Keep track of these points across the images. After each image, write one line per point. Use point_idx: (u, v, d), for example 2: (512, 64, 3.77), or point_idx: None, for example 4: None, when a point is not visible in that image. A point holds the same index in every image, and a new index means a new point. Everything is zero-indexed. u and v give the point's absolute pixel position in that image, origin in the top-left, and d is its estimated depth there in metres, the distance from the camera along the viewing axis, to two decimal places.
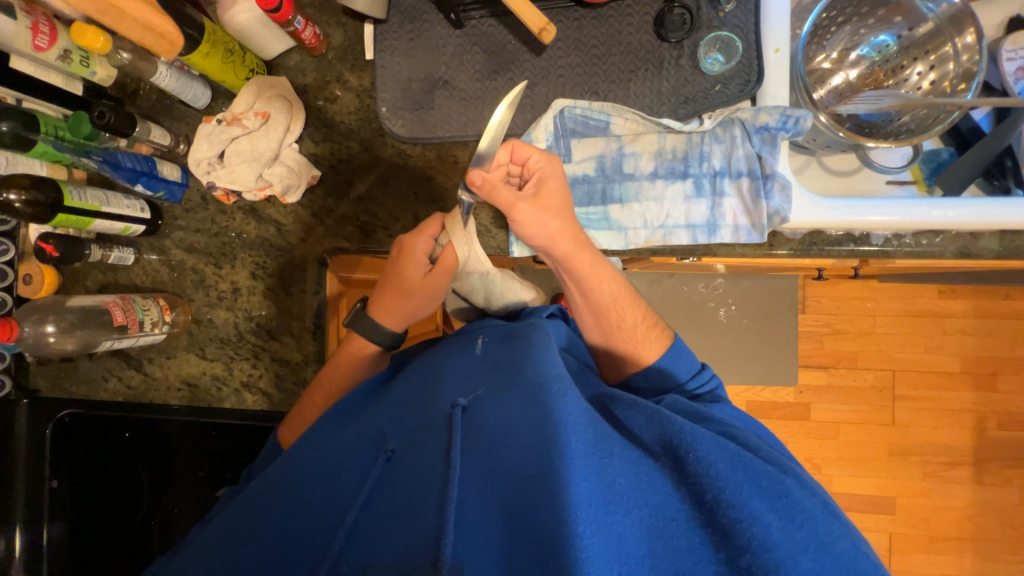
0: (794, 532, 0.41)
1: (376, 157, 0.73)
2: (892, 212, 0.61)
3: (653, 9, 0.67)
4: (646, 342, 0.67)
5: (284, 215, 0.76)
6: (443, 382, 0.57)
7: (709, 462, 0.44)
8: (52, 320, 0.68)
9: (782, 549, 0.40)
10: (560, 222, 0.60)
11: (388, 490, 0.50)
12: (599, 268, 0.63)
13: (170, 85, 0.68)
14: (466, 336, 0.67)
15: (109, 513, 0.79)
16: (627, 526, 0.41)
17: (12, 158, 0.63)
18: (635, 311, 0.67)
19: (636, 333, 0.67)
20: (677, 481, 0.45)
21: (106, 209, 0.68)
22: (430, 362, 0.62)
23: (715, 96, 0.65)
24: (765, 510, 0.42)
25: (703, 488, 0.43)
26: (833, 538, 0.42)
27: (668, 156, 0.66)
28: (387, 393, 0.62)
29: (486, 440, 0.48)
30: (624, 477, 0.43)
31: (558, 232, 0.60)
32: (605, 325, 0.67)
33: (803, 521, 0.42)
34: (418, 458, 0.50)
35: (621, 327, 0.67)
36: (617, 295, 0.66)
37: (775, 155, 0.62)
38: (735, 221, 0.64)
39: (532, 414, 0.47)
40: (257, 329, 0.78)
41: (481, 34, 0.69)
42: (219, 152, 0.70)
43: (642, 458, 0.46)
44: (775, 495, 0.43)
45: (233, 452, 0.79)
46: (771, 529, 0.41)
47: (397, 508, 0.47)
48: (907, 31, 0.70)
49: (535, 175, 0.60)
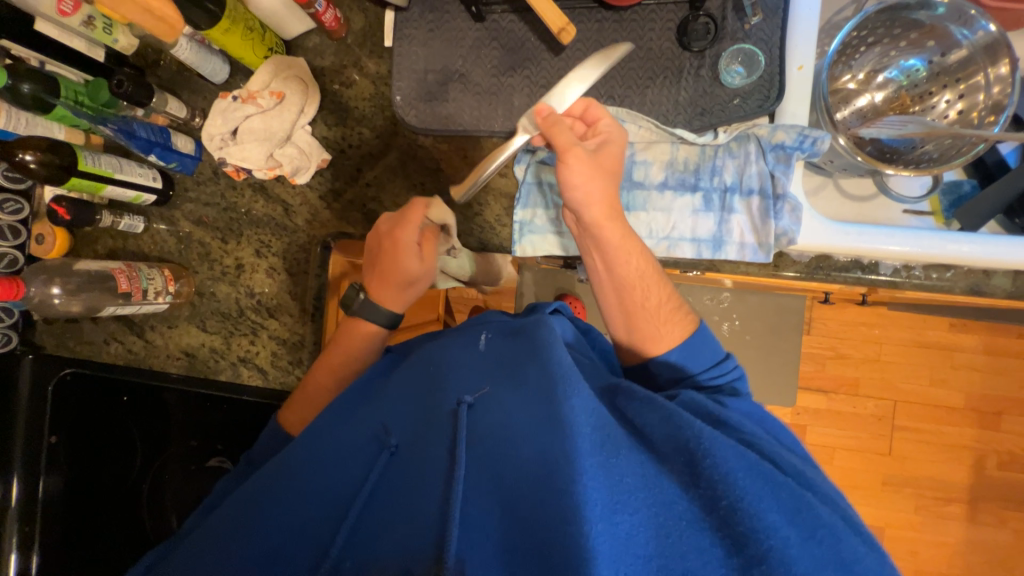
0: (813, 547, 0.40)
1: (386, 145, 0.73)
2: (908, 241, 0.60)
3: (677, 16, 0.65)
4: (669, 324, 0.62)
5: (291, 196, 0.76)
6: (448, 376, 0.57)
7: (727, 469, 0.43)
8: (57, 282, 0.70)
9: (799, 563, 0.39)
10: (602, 187, 0.57)
11: (393, 481, 0.50)
12: (629, 243, 0.60)
13: (188, 58, 0.68)
14: (469, 329, 0.66)
15: (104, 472, 0.81)
16: (633, 526, 0.41)
17: (31, 120, 0.63)
18: (661, 289, 0.63)
19: (659, 314, 0.62)
20: (687, 485, 0.44)
21: (119, 176, 0.69)
22: (431, 352, 0.62)
23: (732, 111, 0.65)
24: (784, 523, 0.41)
25: (717, 496, 0.42)
26: (856, 559, 0.41)
27: (679, 167, 0.65)
28: (388, 383, 0.62)
29: (491, 437, 0.49)
30: (631, 477, 0.44)
31: (600, 196, 0.57)
32: (628, 305, 0.63)
33: (823, 538, 0.41)
34: (422, 452, 0.50)
35: (645, 308, 0.62)
36: (644, 271, 0.62)
37: (788, 174, 0.61)
38: (741, 239, 0.64)
39: (541, 414, 0.48)
40: (257, 306, 0.79)
41: (500, 29, 0.68)
42: (232, 129, 0.70)
43: (648, 461, 0.46)
44: (793, 508, 0.42)
45: (225, 424, 0.80)
46: (790, 542, 0.40)
47: (402, 497, 0.48)
48: (938, 57, 0.68)
49: (602, 135, 0.59)
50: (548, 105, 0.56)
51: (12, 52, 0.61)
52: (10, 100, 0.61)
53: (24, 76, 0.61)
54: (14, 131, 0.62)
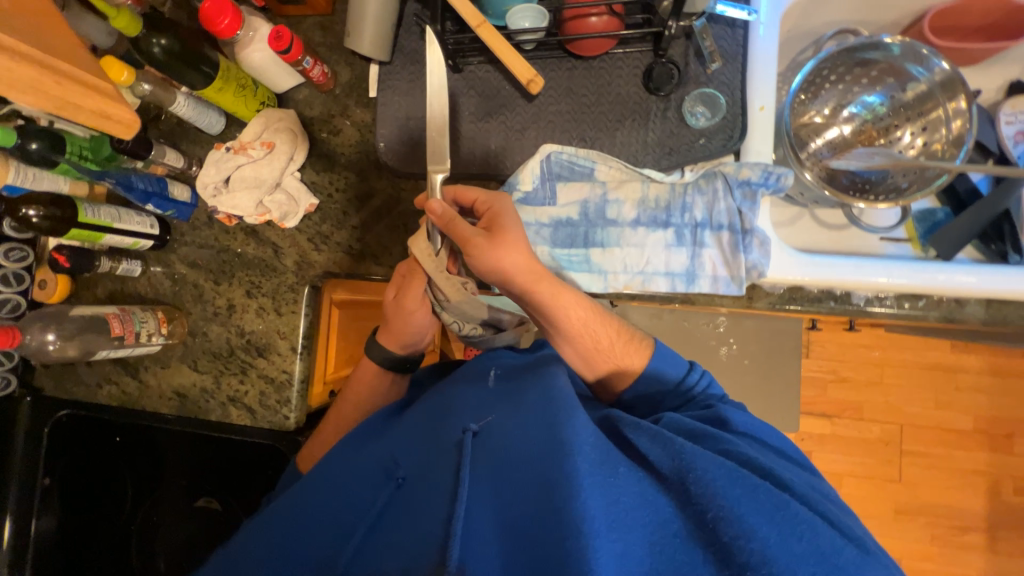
0: (794, 543, 0.39)
1: (371, 189, 0.77)
2: (870, 271, 0.61)
3: (643, 62, 0.68)
4: (626, 356, 0.65)
5: (282, 238, 0.79)
6: (456, 409, 0.58)
7: (708, 480, 0.42)
8: (53, 328, 0.72)
9: (782, 562, 0.38)
10: (519, 258, 0.58)
11: (398, 511, 0.51)
12: (566, 299, 0.61)
13: (186, 113, 0.73)
14: (477, 366, 0.68)
15: (102, 510, 0.84)
16: (628, 545, 0.40)
17: (39, 175, 0.67)
18: (610, 328, 0.65)
19: (614, 352, 0.65)
20: (681, 502, 0.43)
21: (118, 225, 0.73)
22: (445, 391, 0.64)
23: (698, 150, 0.66)
24: (764, 523, 0.40)
25: (702, 507, 0.41)
26: (837, 549, 0.39)
27: (651, 205, 0.67)
28: (402, 420, 0.64)
29: (493, 461, 0.49)
30: (628, 496, 0.43)
31: (518, 267, 0.58)
32: (584, 353, 0.65)
33: (804, 533, 0.39)
34: (427, 481, 0.51)
35: (601, 349, 0.65)
36: (589, 319, 0.63)
37: (755, 211, 0.63)
38: (714, 272, 0.65)
39: (543, 435, 0.48)
40: (247, 345, 0.79)
41: (478, 78, 0.72)
42: (225, 178, 0.73)
43: (645, 479, 0.45)
44: (773, 507, 0.41)
45: (216, 463, 0.83)
46: (770, 542, 0.39)
47: (402, 521, 0.49)
48: (898, 92, 0.70)
49: (486, 214, 0.60)
50: (439, 203, 0.57)
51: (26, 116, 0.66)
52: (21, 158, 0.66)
53: (33, 135, 0.66)
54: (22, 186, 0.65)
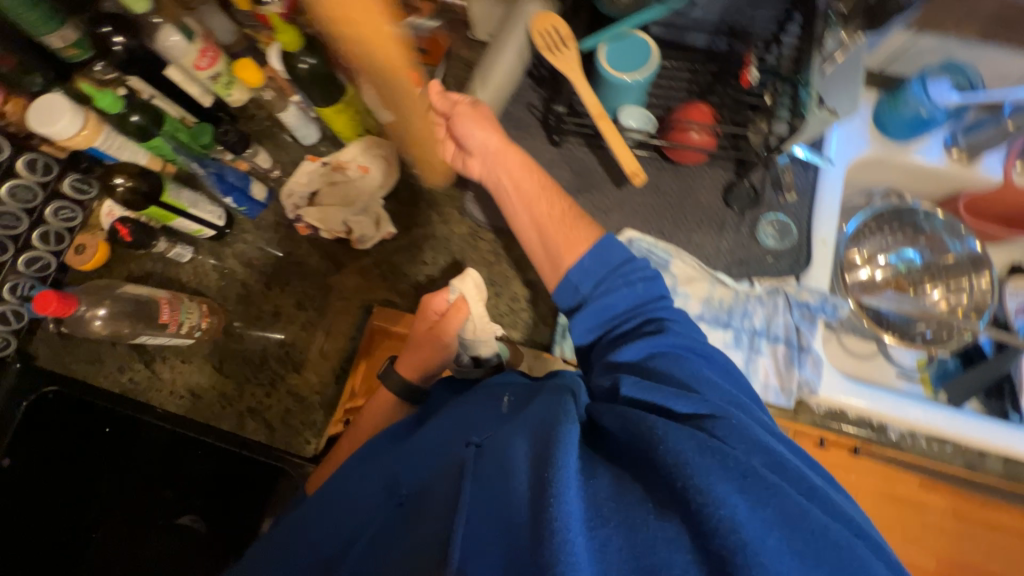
0: (763, 512, 0.35)
1: (449, 231, 0.79)
2: (904, 407, 0.66)
3: (724, 179, 0.76)
4: (574, 232, 0.61)
5: (348, 256, 0.79)
6: (462, 425, 0.54)
7: (678, 453, 0.38)
8: (105, 305, 0.69)
9: (751, 531, 0.34)
10: (494, 134, 0.66)
11: (394, 529, 0.47)
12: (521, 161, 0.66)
13: (291, 122, 0.76)
14: (490, 382, 0.61)
15: (55, 517, 0.71)
16: (609, 539, 0.35)
17: (124, 143, 0.68)
18: (563, 201, 0.65)
19: (563, 223, 0.62)
20: (650, 484, 0.39)
21: (191, 211, 0.72)
22: (453, 408, 0.59)
23: (768, 266, 0.73)
24: (732, 492, 0.36)
25: (671, 480, 0.37)
26: (809, 517, 0.35)
27: (715, 305, 0.72)
28: (413, 434, 0.59)
29: (493, 469, 0.42)
30: (605, 491, 0.38)
31: (490, 142, 0.66)
32: (536, 220, 0.64)
33: (772, 500, 0.36)
34: (428, 497, 0.47)
35: (551, 218, 0.63)
36: (546, 185, 0.65)
37: (812, 331, 0.68)
38: (766, 379, 0.68)
39: (535, 436, 0.43)
40: (284, 356, 0.76)
41: (573, 156, 0.78)
42: (314, 190, 0.75)
43: (621, 472, 0.41)
44: (741, 475, 0.37)
45: (206, 478, 0.74)
46: (739, 510, 0.35)
47: (400, 540, 0.45)
48: (932, 255, 0.80)
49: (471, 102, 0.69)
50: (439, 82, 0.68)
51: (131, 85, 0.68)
52: (117, 125, 0.67)
53: (137, 108, 0.67)
54: (105, 151, 0.67)
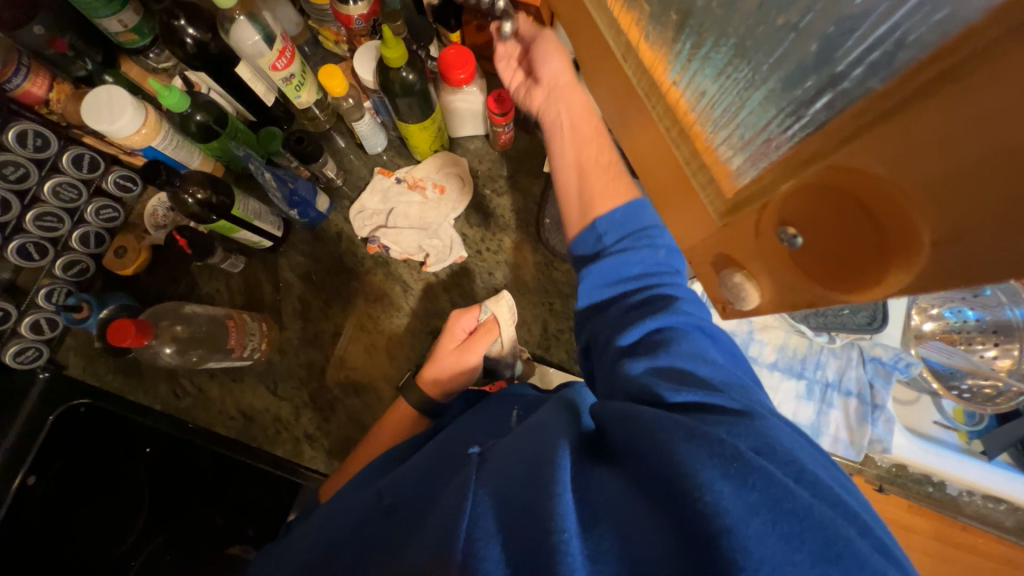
0: (751, 499, 0.28)
1: (523, 258, 0.76)
2: (969, 468, 0.68)
3: None
4: (615, 183, 0.54)
5: (415, 279, 0.75)
6: (466, 435, 0.49)
7: (660, 438, 0.33)
8: (178, 326, 0.66)
9: (737, 524, 0.27)
10: (559, 61, 0.58)
11: (386, 534, 0.41)
12: (575, 94, 0.59)
13: (363, 131, 0.71)
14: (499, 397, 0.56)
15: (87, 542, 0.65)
16: (598, 541, 0.30)
17: (180, 143, 0.62)
18: (608, 149, 0.57)
19: (607, 169, 0.55)
20: (637, 480, 0.33)
21: (255, 223, 0.67)
22: (453, 424, 0.53)
23: (842, 318, 0.70)
24: (718, 475, 0.29)
25: (661, 472, 0.31)
26: (813, 512, 0.27)
27: (789, 353, 0.73)
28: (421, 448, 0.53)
29: (504, 469, 0.36)
30: (600, 492, 0.33)
31: (558, 70, 0.58)
32: (582, 161, 0.57)
33: (760, 486, 0.28)
34: (428, 496, 0.41)
35: (598, 162, 0.56)
36: (601, 128, 0.58)
37: (887, 388, 0.69)
38: (837, 433, 0.69)
39: (539, 437, 0.38)
40: (344, 381, 0.72)
41: None
42: (387, 208, 0.75)
43: (615, 469, 0.35)
44: (729, 456, 0.30)
45: (256, 504, 0.69)
46: (723, 497, 0.28)
47: (398, 550, 0.38)
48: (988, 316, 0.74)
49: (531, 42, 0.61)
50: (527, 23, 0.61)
51: (191, 77, 0.64)
52: (178, 123, 0.61)
53: (201, 107, 0.61)
54: (160, 150, 0.61)
